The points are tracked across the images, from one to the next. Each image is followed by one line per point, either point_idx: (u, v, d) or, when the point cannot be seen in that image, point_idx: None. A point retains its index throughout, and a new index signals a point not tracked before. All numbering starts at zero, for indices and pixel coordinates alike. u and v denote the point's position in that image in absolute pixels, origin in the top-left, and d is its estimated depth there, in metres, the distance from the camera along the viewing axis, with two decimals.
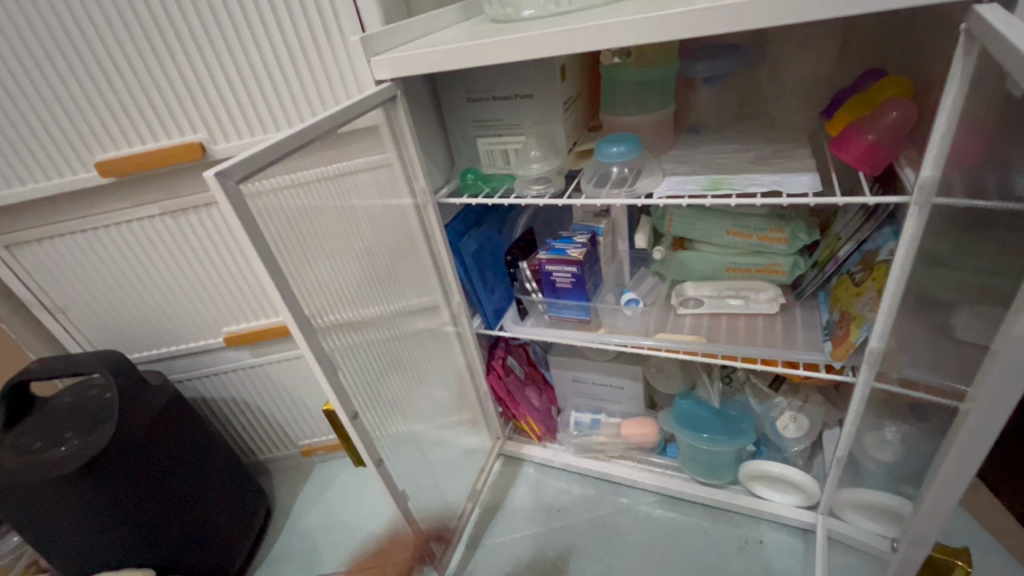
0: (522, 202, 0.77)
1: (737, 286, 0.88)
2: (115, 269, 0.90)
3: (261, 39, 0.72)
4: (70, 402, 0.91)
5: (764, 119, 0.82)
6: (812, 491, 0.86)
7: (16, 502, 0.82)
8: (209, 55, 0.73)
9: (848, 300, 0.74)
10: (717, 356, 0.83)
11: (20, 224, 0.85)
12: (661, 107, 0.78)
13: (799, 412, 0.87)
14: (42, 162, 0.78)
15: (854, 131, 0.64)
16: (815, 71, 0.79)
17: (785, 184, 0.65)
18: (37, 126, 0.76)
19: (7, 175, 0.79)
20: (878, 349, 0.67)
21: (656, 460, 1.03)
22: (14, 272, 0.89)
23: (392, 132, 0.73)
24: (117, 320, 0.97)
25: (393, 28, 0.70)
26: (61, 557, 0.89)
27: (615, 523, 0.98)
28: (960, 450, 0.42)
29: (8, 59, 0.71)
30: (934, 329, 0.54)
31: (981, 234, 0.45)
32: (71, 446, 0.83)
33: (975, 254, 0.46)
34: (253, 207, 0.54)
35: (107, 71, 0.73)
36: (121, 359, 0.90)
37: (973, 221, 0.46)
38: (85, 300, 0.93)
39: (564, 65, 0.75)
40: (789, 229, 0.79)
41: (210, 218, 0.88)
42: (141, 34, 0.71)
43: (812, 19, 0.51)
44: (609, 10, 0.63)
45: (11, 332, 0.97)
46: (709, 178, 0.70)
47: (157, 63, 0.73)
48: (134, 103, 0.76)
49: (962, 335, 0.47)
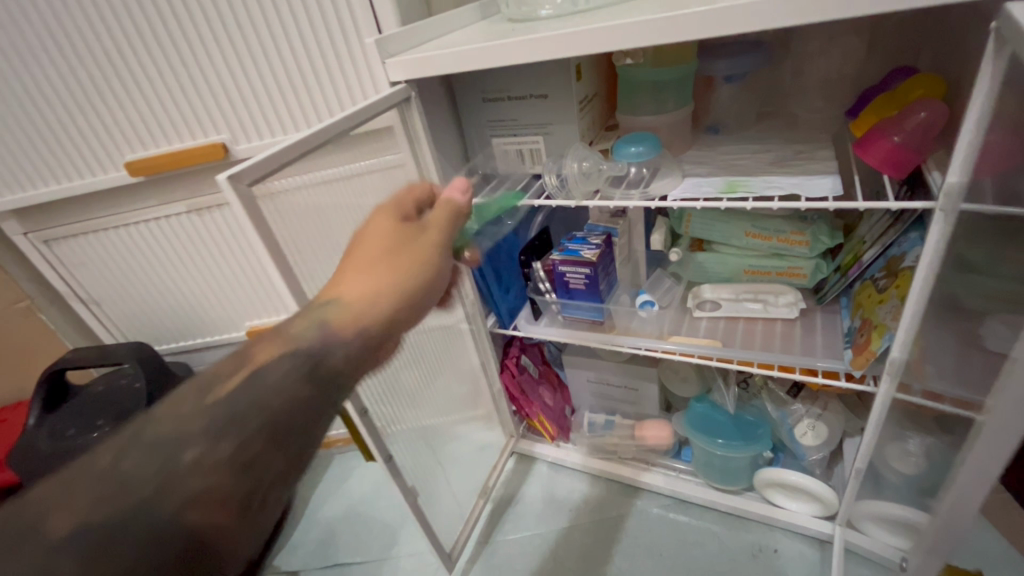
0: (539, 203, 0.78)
1: (756, 290, 0.86)
2: (145, 265, 0.93)
3: (281, 38, 0.72)
4: (100, 390, 0.91)
5: (787, 118, 0.81)
6: (831, 501, 0.84)
7: None
8: (231, 56, 0.74)
9: (870, 307, 0.71)
10: (732, 361, 0.82)
11: (57, 219, 0.88)
12: (679, 106, 0.76)
13: (817, 419, 0.85)
14: (78, 162, 0.81)
15: (879, 133, 0.61)
16: (838, 70, 0.76)
17: (804, 187, 0.63)
18: (72, 127, 0.78)
19: (45, 173, 0.82)
20: (900, 359, 0.64)
21: (671, 464, 1.02)
22: (53, 265, 0.92)
23: (407, 134, 0.73)
24: (146, 313, 1.00)
25: (410, 30, 0.69)
26: None
27: (627, 526, 0.98)
28: (970, 467, 0.40)
29: (45, 59, 0.73)
30: (961, 340, 0.51)
31: (1011, 239, 0.41)
32: (101, 434, 0.84)
33: (1012, 261, 0.42)
34: (290, 239, 0.62)
35: (139, 77, 0.75)
36: (150, 349, 0.90)
37: (1003, 229, 0.43)
38: (119, 294, 0.96)
39: (581, 65, 0.75)
40: (811, 232, 0.77)
41: (232, 217, 0.90)
42: (165, 35, 0.72)
43: (839, 17, 0.49)
44: (622, 11, 0.62)
45: (49, 322, 0.98)
46: (726, 180, 0.68)
47: (180, 65, 0.75)
48: (160, 103, 0.77)
49: (991, 346, 0.43)
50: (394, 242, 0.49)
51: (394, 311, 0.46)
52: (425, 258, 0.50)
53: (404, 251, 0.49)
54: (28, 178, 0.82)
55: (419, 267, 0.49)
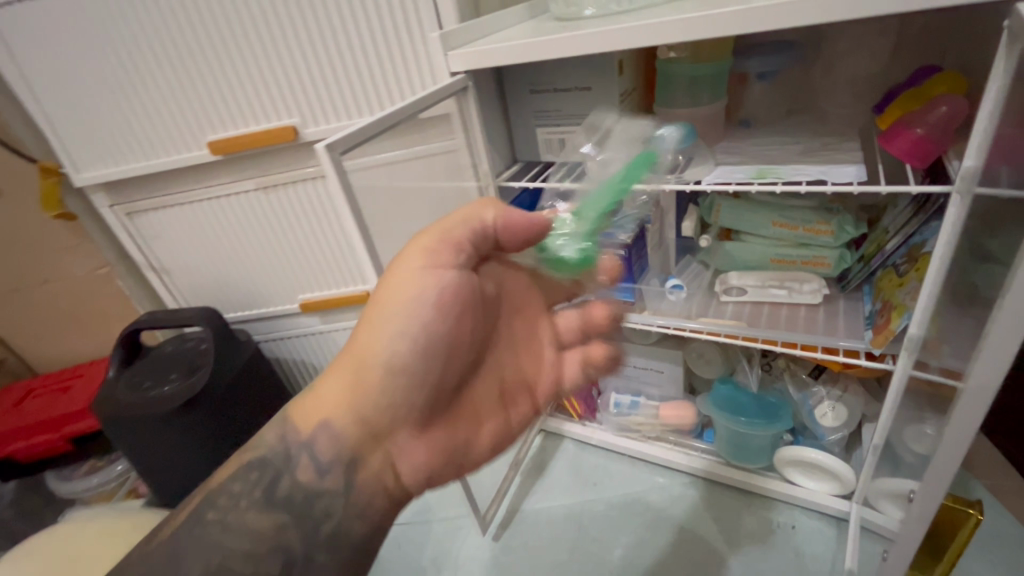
0: None
1: (781, 277, 0.91)
2: (214, 238, 1.02)
3: (352, 32, 0.79)
4: (171, 350, 1.00)
5: (815, 114, 0.85)
6: (849, 479, 0.88)
7: (129, 433, 0.92)
8: (305, 47, 0.81)
9: (891, 291, 0.76)
10: (757, 340, 0.86)
11: (140, 193, 0.97)
12: (713, 101, 0.82)
13: (838, 401, 0.89)
14: (164, 142, 0.90)
15: (903, 125, 0.66)
16: (867, 69, 0.81)
17: (831, 174, 0.68)
18: (162, 110, 0.87)
19: (135, 151, 0.91)
20: (918, 336, 0.68)
21: (694, 443, 1.06)
22: (133, 236, 1.01)
23: (463, 121, 0.80)
24: (211, 284, 1.08)
25: (469, 25, 0.76)
26: (160, 489, 0.99)
27: (649, 500, 1.03)
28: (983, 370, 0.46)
29: (144, 48, 0.82)
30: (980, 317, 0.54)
31: None
32: (173, 386, 0.92)
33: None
34: (366, 212, 0.70)
35: (223, 66, 0.84)
36: (218, 315, 0.99)
37: None
38: (189, 265, 1.05)
39: (622, 60, 0.81)
40: (836, 221, 0.82)
41: (299, 195, 0.96)
42: (249, 28, 0.80)
43: (870, 16, 0.54)
44: (666, 10, 0.68)
45: (125, 288, 1.08)
46: (757, 168, 0.73)
47: (261, 56, 0.83)
48: (240, 90, 0.86)
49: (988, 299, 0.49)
50: (370, 315, 0.51)
51: (364, 399, 0.50)
52: (379, 336, 0.50)
53: (365, 331, 0.51)
54: (120, 154, 0.91)
55: (374, 348, 0.50)
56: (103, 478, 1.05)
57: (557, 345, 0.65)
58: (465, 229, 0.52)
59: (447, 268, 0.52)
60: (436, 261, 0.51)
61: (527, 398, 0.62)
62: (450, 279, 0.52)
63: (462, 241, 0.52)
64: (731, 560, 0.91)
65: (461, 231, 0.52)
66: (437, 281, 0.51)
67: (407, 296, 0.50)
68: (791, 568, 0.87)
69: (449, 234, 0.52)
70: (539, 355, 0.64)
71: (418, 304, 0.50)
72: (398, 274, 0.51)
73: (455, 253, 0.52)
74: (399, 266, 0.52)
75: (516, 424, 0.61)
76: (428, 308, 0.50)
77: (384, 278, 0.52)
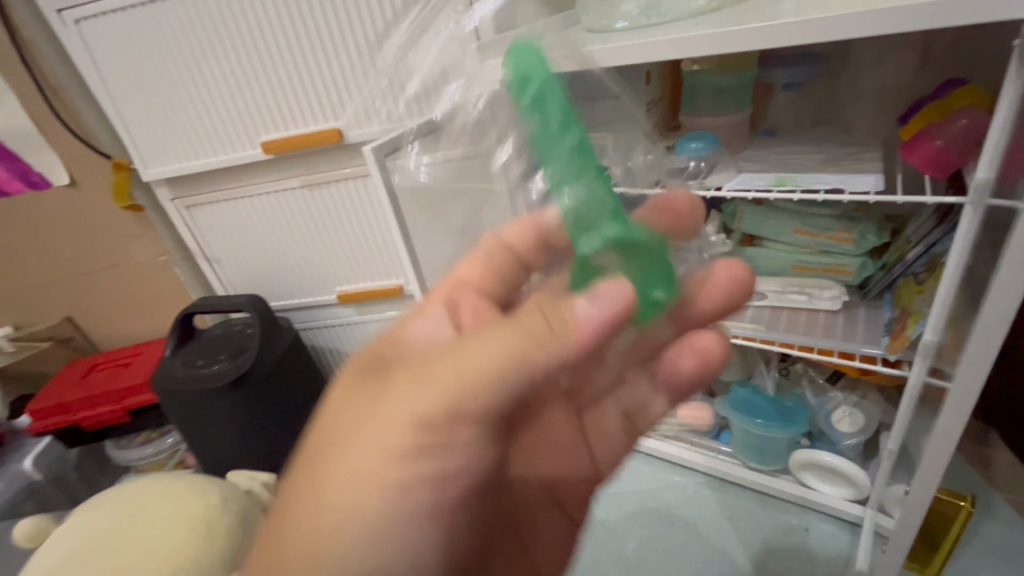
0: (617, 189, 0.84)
1: (802, 283, 0.92)
2: (263, 231, 1.10)
3: (397, 42, 0.85)
4: (220, 333, 1.08)
5: (840, 124, 0.87)
6: (864, 485, 0.89)
7: (182, 406, 1.00)
8: (354, 57, 0.88)
9: (910, 298, 0.78)
10: (775, 342, 0.89)
11: (198, 188, 1.05)
12: (737, 110, 0.85)
13: (855, 407, 0.91)
14: (222, 142, 0.98)
15: (923, 136, 0.68)
16: (893, 81, 0.83)
17: (849, 183, 0.70)
18: (222, 112, 0.95)
19: (196, 149, 0.99)
20: (932, 343, 0.68)
21: (710, 444, 1.08)
22: (190, 226, 1.10)
23: None
24: (257, 274, 1.16)
25: (506, 37, 0.81)
26: (206, 460, 1.07)
27: (664, 497, 1.06)
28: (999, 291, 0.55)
29: (209, 56, 0.90)
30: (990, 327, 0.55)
31: None
32: (221, 366, 1.00)
33: None
34: None
35: (278, 73, 0.91)
36: (264, 302, 1.06)
37: None
38: (238, 256, 1.14)
39: (650, 71, 0.85)
40: (858, 230, 0.84)
41: (342, 192, 1.03)
42: (304, 39, 0.87)
43: (889, 33, 0.56)
44: (692, 24, 0.71)
45: (181, 275, 1.17)
46: (777, 175, 0.76)
47: (312, 64, 0.89)
48: (292, 95, 0.93)
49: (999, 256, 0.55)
50: (336, 504, 0.37)
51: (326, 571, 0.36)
52: (367, 533, 0.37)
53: (331, 531, 0.37)
54: (183, 152, 1.00)
55: (356, 547, 0.36)
56: (156, 448, 1.15)
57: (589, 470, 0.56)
58: (488, 380, 0.35)
59: (463, 433, 0.37)
60: (440, 423, 0.36)
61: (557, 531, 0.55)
62: (470, 443, 0.38)
63: (482, 407, 0.36)
64: (741, 558, 0.93)
65: (475, 387, 0.35)
66: (445, 453, 0.37)
67: (396, 483, 0.37)
68: (801, 570, 0.89)
69: (435, 393, 0.36)
70: (566, 489, 0.55)
71: (411, 490, 0.37)
72: (394, 396, 0.37)
73: (458, 427, 0.36)
74: (372, 434, 0.37)
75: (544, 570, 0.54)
76: (444, 484, 0.38)
77: (342, 452, 0.37)
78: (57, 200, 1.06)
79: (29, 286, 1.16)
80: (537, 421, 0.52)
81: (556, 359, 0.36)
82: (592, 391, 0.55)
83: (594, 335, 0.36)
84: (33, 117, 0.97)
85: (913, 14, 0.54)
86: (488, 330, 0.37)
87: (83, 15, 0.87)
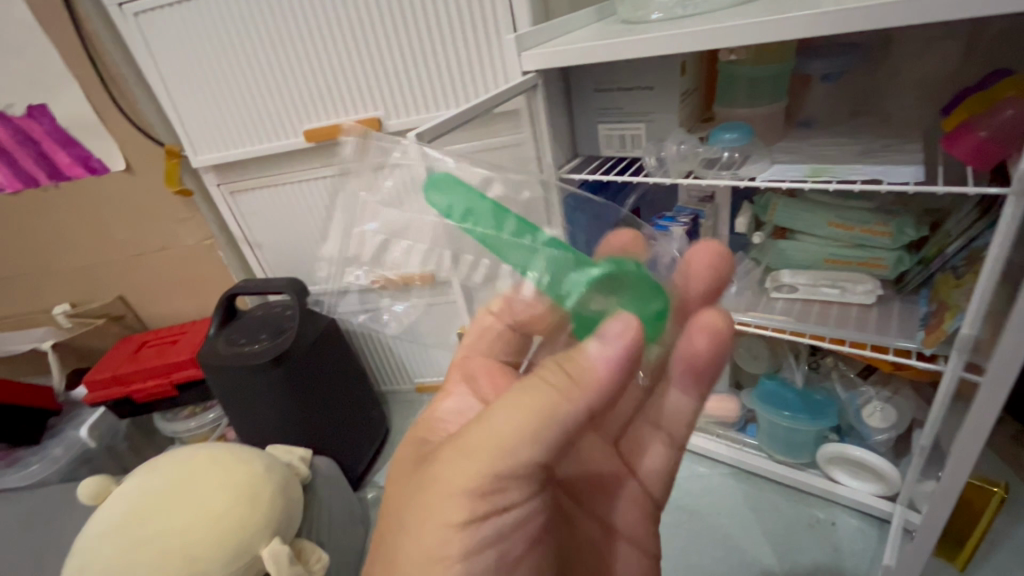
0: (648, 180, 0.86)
1: (835, 277, 0.92)
2: (302, 217, 1.14)
3: (436, 34, 0.88)
4: (260, 314, 1.13)
5: (879, 116, 0.86)
6: (894, 481, 0.88)
7: (226, 382, 1.05)
8: (393, 48, 0.91)
9: (948, 291, 0.77)
10: (805, 335, 0.88)
11: (242, 174, 1.10)
12: (773, 101, 0.85)
13: (886, 402, 0.90)
14: (268, 131, 1.03)
15: (968, 127, 0.67)
16: (935, 72, 0.81)
17: (888, 174, 0.70)
18: (267, 102, 0.99)
19: (243, 137, 1.04)
20: (970, 337, 0.68)
21: (736, 436, 1.08)
22: (233, 211, 1.15)
23: (531, 117, 0.86)
24: (295, 258, 1.21)
25: (543, 28, 0.82)
26: (248, 434, 1.13)
27: (689, 486, 1.07)
28: None
29: (257, 48, 0.94)
30: None
31: None
32: (262, 345, 1.04)
33: None
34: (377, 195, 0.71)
35: (321, 64, 0.94)
36: (302, 286, 1.11)
37: None
38: (278, 241, 1.18)
39: (685, 61, 0.85)
40: (896, 224, 0.82)
41: None
42: (346, 31, 0.90)
43: (936, 21, 0.55)
44: (730, 14, 0.71)
45: (224, 258, 1.23)
46: (812, 166, 0.76)
47: (354, 56, 0.93)
48: (335, 85, 0.96)
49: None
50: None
51: None
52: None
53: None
54: (231, 140, 1.04)
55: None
56: (199, 422, 1.21)
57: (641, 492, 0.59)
58: (519, 443, 0.40)
59: (509, 489, 0.42)
60: (484, 484, 0.41)
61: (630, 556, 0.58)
62: (517, 494, 0.43)
63: (520, 467, 0.41)
64: (765, 549, 0.93)
65: (505, 449, 0.41)
66: (500, 511, 0.42)
67: (463, 546, 0.42)
68: (827, 563, 0.89)
69: (474, 468, 0.41)
70: (625, 516, 0.58)
71: (478, 549, 0.42)
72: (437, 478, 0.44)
73: (504, 491, 0.42)
74: (430, 514, 0.43)
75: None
76: (502, 536, 0.43)
77: (412, 534, 0.43)
78: (113, 185, 1.12)
79: (86, 266, 1.24)
80: (572, 463, 0.58)
81: (586, 407, 0.40)
82: (616, 422, 0.61)
83: (611, 373, 0.40)
84: (94, 106, 1.03)
85: (962, 2, 0.53)
86: (507, 399, 0.42)
87: (141, 9, 0.92)
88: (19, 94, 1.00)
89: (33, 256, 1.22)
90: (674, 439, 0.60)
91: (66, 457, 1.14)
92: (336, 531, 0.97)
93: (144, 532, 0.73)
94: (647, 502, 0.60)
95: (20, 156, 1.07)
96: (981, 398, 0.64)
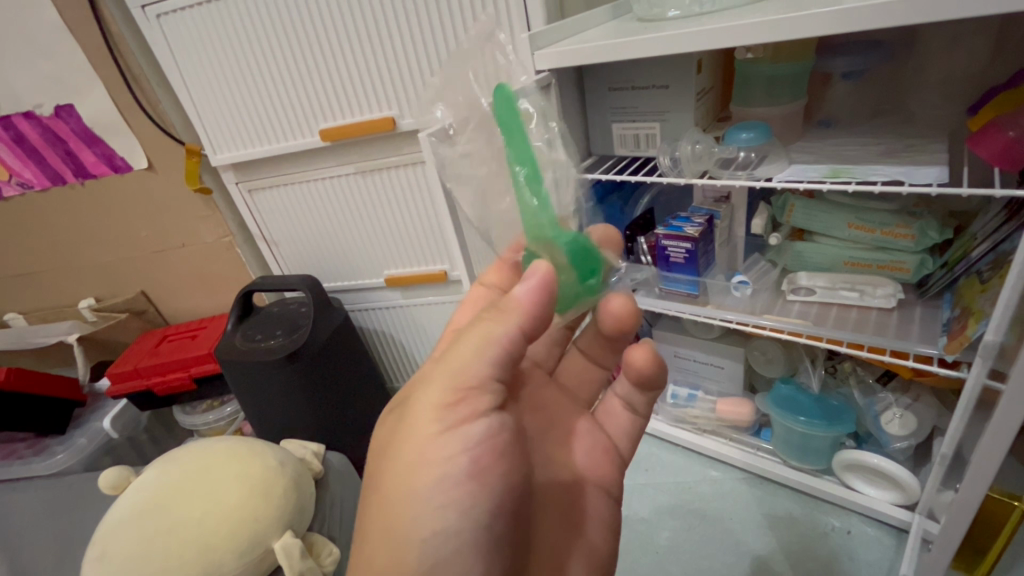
0: (662, 180, 0.85)
1: (855, 280, 0.89)
2: (317, 216, 1.15)
3: (449, 32, 0.88)
4: (277, 311, 1.16)
5: (902, 115, 0.84)
6: (913, 490, 0.86)
7: (242, 376, 1.07)
8: (408, 48, 0.91)
9: (972, 296, 0.75)
10: (822, 339, 0.87)
11: (259, 173, 1.11)
12: (792, 101, 0.83)
13: (906, 409, 0.88)
14: (285, 130, 1.04)
15: (994, 127, 0.65)
16: (962, 69, 0.79)
17: (909, 175, 0.68)
18: (284, 101, 1.01)
19: (261, 136, 1.05)
20: (995, 343, 0.65)
21: (749, 440, 1.07)
22: (251, 209, 1.17)
23: (544, 116, 0.84)
24: (310, 255, 1.22)
25: (557, 27, 0.82)
26: (263, 427, 1.15)
27: (701, 490, 1.05)
28: None
29: (275, 47, 0.95)
30: None
31: None
32: (278, 341, 1.06)
33: None
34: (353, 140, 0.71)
35: (337, 64, 0.95)
36: (318, 284, 1.13)
37: None
38: (294, 239, 1.20)
39: (701, 60, 0.84)
40: (918, 226, 0.80)
41: (390, 179, 1.06)
42: (362, 31, 0.91)
43: (962, 18, 0.53)
44: (748, 11, 0.70)
45: (243, 255, 1.25)
46: (831, 167, 0.74)
47: (370, 56, 0.93)
48: (350, 85, 0.97)
49: None
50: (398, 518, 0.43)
51: None
52: (430, 528, 0.43)
53: (401, 516, 0.43)
54: (249, 139, 1.06)
55: (429, 543, 0.43)
56: (217, 416, 1.24)
57: (608, 442, 0.63)
58: (469, 366, 0.44)
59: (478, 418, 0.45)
60: (448, 398, 0.44)
61: (598, 497, 0.59)
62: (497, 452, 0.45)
63: (479, 379, 0.44)
64: (778, 556, 0.92)
65: (463, 372, 0.44)
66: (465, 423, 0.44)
67: (450, 496, 0.43)
68: (841, 571, 0.87)
69: (439, 388, 0.44)
70: (591, 456, 0.60)
71: (452, 457, 0.44)
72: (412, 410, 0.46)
73: (467, 399, 0.44)
74: (410, 435, 0.45)
75: (594, 533, 0.58)
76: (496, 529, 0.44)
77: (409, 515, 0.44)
78: (136, 183, 1.15)
79: (111, 261, 1.27)
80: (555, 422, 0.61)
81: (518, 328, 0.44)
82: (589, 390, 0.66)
83: (534, 302, 0.44)
84: (117, 106, 1.05)
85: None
86: (467, 331, 0.45)
87: (164, 10, 0.94)
88: (47, 94, 1.04)
89: (61, 251, 1.26)
90: (638, 407, 0.64)
91: (90, 447, 1.18)
92: (347, 525, 0.98)
93: (161, 521, 0.74)
94: (611, 452, 0.62)
95: (48, 154, 1.11)
96: (1005, 408, 0.62)
